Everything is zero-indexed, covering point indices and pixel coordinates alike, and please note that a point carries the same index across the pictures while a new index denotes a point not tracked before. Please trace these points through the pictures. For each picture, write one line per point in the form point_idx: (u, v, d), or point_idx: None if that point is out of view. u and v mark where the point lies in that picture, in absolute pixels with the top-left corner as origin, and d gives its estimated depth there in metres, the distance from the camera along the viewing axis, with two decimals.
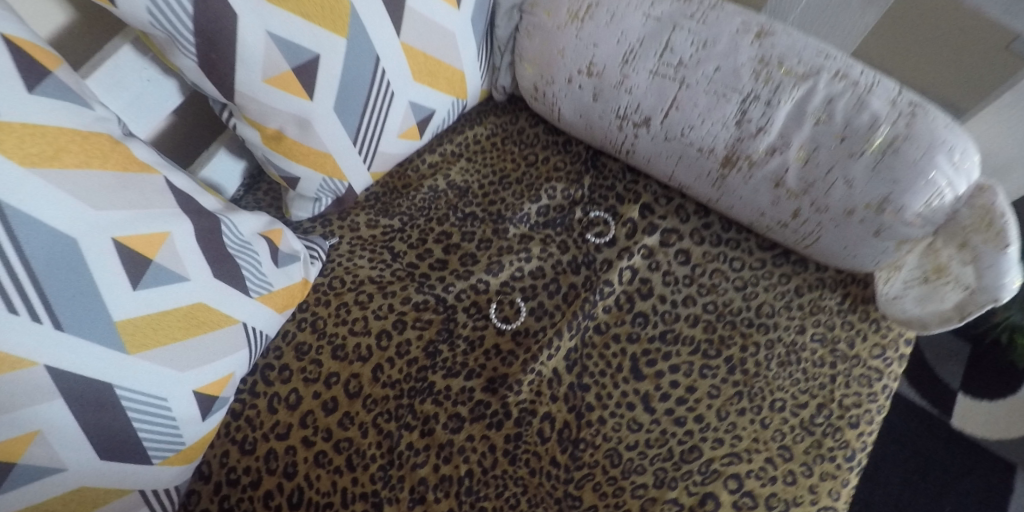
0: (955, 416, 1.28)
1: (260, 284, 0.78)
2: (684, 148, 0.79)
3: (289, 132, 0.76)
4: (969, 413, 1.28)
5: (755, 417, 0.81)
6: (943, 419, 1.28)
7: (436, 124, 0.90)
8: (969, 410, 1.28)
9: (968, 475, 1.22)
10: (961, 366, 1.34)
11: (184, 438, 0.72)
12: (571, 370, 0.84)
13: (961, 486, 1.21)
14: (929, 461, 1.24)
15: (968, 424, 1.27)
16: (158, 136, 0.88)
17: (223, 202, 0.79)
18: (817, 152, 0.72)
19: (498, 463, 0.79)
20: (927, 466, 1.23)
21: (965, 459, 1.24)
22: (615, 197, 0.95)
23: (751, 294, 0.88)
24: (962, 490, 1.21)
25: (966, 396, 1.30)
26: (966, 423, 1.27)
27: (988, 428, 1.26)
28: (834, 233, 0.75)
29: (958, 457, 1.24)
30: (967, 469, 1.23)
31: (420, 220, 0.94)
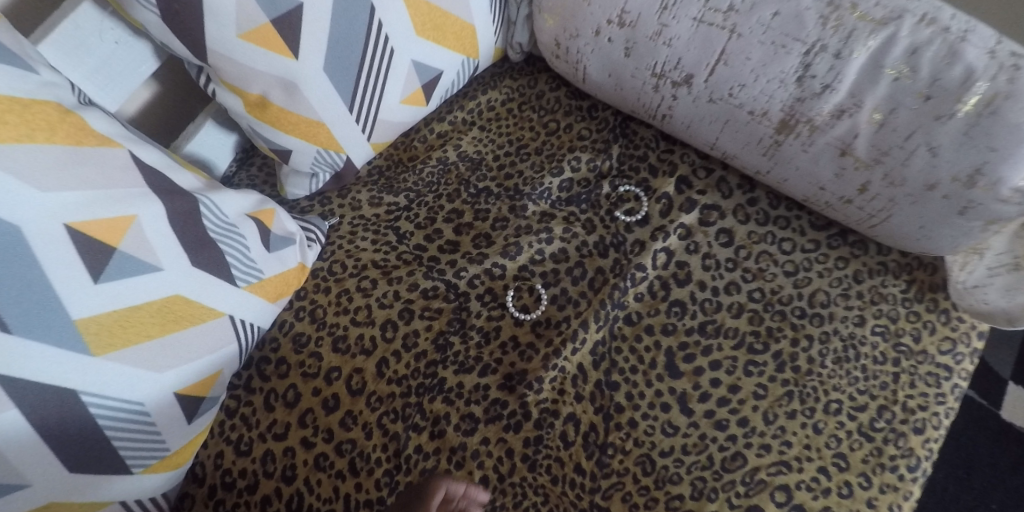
0: (1005, 408, 1.15)
1: (249, 272, 0.69)
2: (732, 111, 0.68)
3: (274, 97, 0.66)
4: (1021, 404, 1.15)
5: (807, 421, 0.71)
6: (991, 410, 1.16)
7: (444, 87, 0.80)
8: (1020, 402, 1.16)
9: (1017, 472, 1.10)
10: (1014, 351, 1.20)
11: (168, 444, 0.64)
12: (598, 366, 0.75)
13: (1009, 483, 1.09)
14: (974, 455, 1.12)
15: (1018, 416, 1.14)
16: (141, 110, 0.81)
17: (205, 180, 0.70)
18: (894, 115, 0.61)
19: (516, 469, 0.70)
20: (971, 461, 1.11)
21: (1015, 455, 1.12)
22: (648, 169, 0.84)
23: (802, 280, 0.77)
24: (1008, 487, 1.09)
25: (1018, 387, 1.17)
26: (1016, 415, 1.15)
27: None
28: (909, 211, 0.64)
29: (1006, 452, 1.12)
30: (1014, 466, 1.11)
31: (428, 197, 0.85)
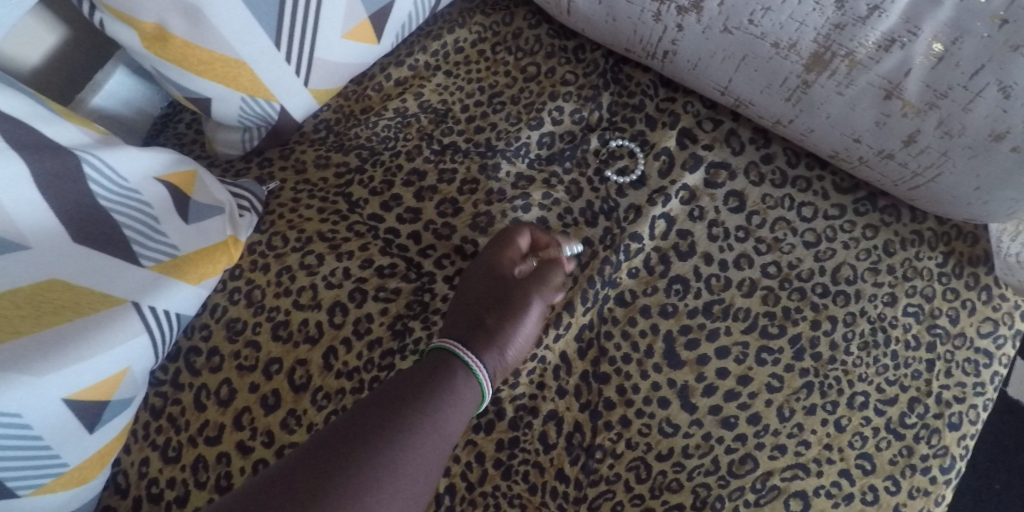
0: (1012, 383, 0.95)
1: (154, 249, 0.58)
2: (753, 43, 0.57)
3: (174, 27, 0.54)
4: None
5: (829, 417, 0.61)
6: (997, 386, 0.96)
7: (399, 21, 0.66)
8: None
9: (1022, 451, 0.93)
10: None
11: (66, 458, 0.52)
12: (584, 355, 0.64)
13: (1012, 461, 0.93)
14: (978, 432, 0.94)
15: None
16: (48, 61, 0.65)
17: (101, 136, 0.58)
18: (957, 46, 0.50)
19: (488, 476, 0.59)
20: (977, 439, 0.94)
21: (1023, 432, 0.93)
22: (644, 120, 0.71)
23: (825, 252, 0.66)
24: (1013, 465, 0.92)
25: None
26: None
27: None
28: (963, 168, 0.55)
29: (1011, 428, 0.94)
30: (1020, 443, 0.93)
31: (383, 155, 0.71)
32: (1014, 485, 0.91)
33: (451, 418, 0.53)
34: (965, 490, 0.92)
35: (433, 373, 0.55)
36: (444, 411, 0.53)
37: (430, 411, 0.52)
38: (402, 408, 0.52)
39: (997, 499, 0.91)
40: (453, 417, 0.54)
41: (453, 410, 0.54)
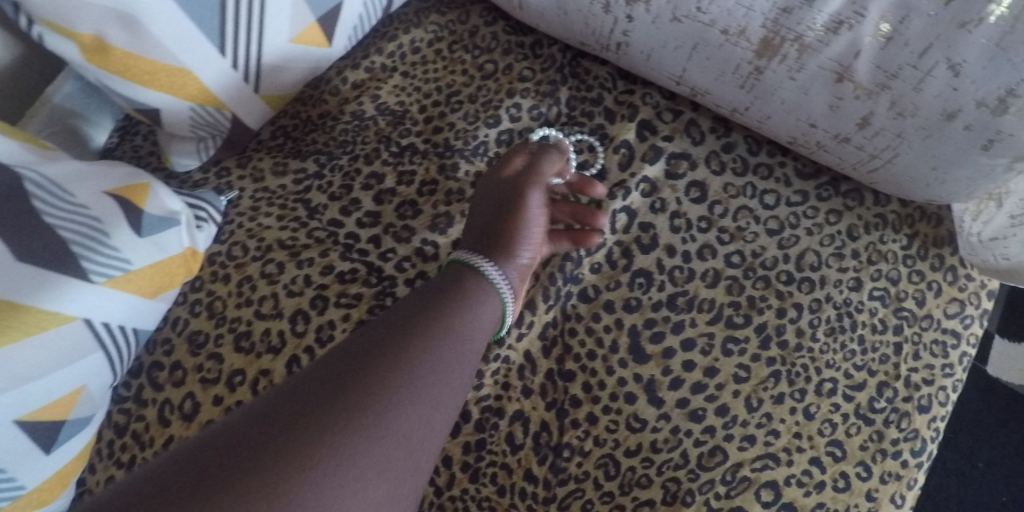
0: (990, 362, 0.95)
1: (106, 264, 0.56)
2: (702, 31, 0.56)
3: (113, 38, 0.53)
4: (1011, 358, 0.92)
5: (797, 405, 0.60)
6: (976, 365, 0.96)
7: (351, 23, 0.65)
8: (1012, 358, 0.93)
9: (1003, 429, 0.93)
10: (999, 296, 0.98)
11: (21, 481, 0.53)
12: (549, 353, 0.63)
13: (995, 440, 0.92)
14: (959, 412, 0.94)
15: (1003, 371, 0.95)
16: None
17: (46, 154, 0.58)
18: (905, 25, 0.50)
19: (456, 480, 0.59)
20: (958, 419, 0.94)
21: (1004, 409, 0.93)
22: (602, 113, 0.70)
23: (788, 240, 0.65)
24: (996, 444, 0.92)
25: (1006, 340, 0.93)
26: (1004, 370, 0.93)
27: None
28: (919, 149, 0.54)
29: (992, 406, 0.94)
30: (1002, 421, 0.93)
31: (341, 159, 0.70)
32: (997, 463, 0.91)
33: (450, 361, 0.52)
34: (949, 470, 0.92)
35: (435, 303, 0.54)
36: (442, 353, 0.52)
37: (426, 355, 0.50)
38: (393, 348, 0.50)
39: (981, 478, 0.91)
40: (453, 357, 0.52)
41: (452, 352, 0.52)
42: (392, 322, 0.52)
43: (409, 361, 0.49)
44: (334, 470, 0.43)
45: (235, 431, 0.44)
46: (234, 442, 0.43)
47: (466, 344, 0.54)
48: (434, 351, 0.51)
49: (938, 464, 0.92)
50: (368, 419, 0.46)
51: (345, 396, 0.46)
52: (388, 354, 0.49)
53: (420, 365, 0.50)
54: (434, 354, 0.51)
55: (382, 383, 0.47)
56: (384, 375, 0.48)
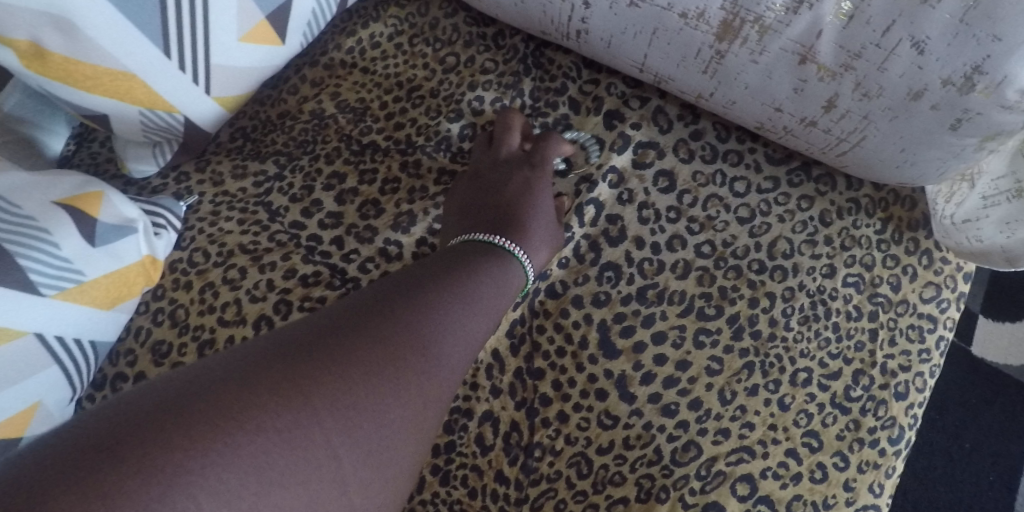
0: (974, 342, 0.94)
1: (59, 277, 0.55)
2: (660, 15, 0.54)
3: (49, 43, 0.51)
4: (993, 338, 0.94)
5: (771, 397, 0.59)
6: (960, 345, 0.95)
7: (303, 18, 0.63)
8: (995, 338, 0.94)
9: (990, 408, 0.92)
10: (982, 276, 0.97)
11: None
12: (517, 351, 0.62)
13: (982, 420, 0.91)
14: (945, 393, 0.93)
15: (988, 351, 0.94)
16: None
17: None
18: (866, 3, 0.47)
19: (426, 484, 0.58)
20: (944, 400, 0.93)
21: (989, 388, 0.92)
22: (566, 104, 0.69)
23: (760, 227, 0.64)
24: (982, 424, 0.91)
25: (989, 320, 0.94)
26: (986, 350, 0.94)
27: (1011, 354, 0.92)
28: (887, 130, 0.53)
29: (978, 386, 0.92)
30: (988, 401, 0.92)
31: (302, 160, 0.68)
32: (983, 443, 0.90)
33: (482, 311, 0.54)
34: (936, 451, 0.91)
35: (466, 259, 0.57)
36: (463, 315, 0.52)
37: (450, 316, 0.51)
38: (419, 301, 0.50)
39: (968, 458, 0.90)
40: (473, 320, 0.52)
41: (485, 301, 0.55)
42: (420, 278, 0.53)
43: (432, 317, 0.49)
44: (351, 405, 0.42)
45: (258, 349, 0.43)
46: (253, 359, 0.41)
47: (485, 309, 0.54)
48: (457, 312, 0.51)
49: (925, 446, 0.92)
50: (389, 363, 0.45)
51: (370, 337, 0.45)
52: (414, 306, 0.49)
53: (446, 320, 0.50)
54: (457, 315, 0.51)
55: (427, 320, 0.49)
56: (431, 310, 0.50)
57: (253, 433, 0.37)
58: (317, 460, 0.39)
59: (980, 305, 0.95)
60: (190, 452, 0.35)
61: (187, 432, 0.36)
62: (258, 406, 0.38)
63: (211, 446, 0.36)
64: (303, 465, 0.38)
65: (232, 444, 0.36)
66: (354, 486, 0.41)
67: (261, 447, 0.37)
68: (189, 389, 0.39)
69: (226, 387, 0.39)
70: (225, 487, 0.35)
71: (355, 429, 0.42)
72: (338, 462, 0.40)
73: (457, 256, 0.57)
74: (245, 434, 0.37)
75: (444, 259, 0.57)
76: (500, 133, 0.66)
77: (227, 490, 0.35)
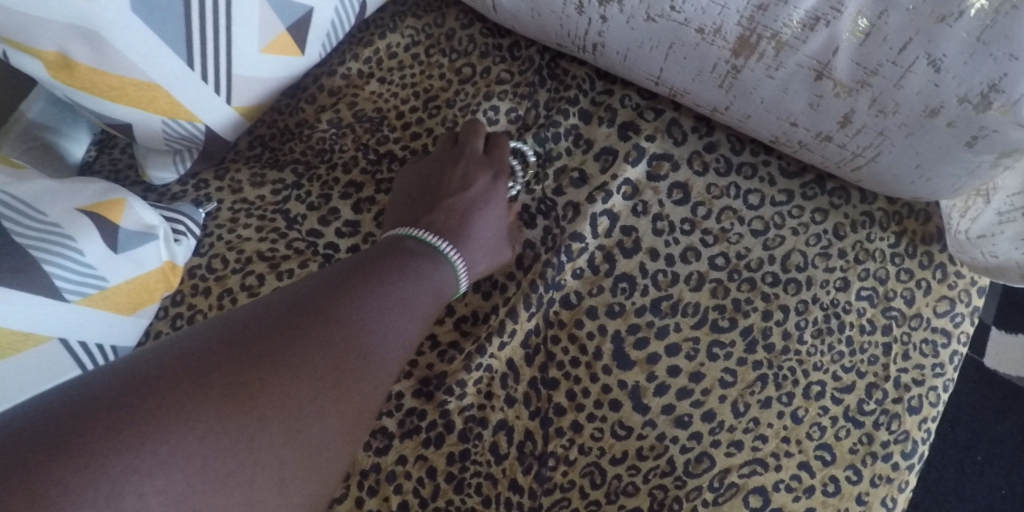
0: (987, 353, 0.94)
1: (81, 282, 0.56)
2: (677, 30, 0.55)
3: (76, 54, 0.52)
4: (1009, 350, 0.93)
5: (784, 409, 0.59)
6: (973, 357, 0.95)
7: (322, 29, 0.64)
8: (1009, 350, 0.93)
9: (1002, 421, 0.91)
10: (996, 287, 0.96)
11: None
12: (532, 361, 0.62)
13: (994, 432, 0.91)
14: (956, 404, 0.93)
15: (1002, 361, 0.93)
16: None
17: (18, 172, 0.58)
18: (883, 20, 0.47)
19: (441, 491, 0.58)
20: (956, 412, 0.93)
21: (1001, 400, 0.92)
22: (580, 115, 0.69)
23: (773, 240, 0.64)
24: (994, 436, 0.91)
25: (1001, 331, 0.94)
26: (1000, 361, 0.93)
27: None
28: (901, 146, 0.53)
29: (990, 398, 0.92)
30: (999, 414, 0.92)
31: (319, 168, 0.70)
32: (995, 455, 0.90)
33: (422, 309, 0.54)
34: (948, 463, 0.91)
35: (404, 259, 0.56)
36: (405, 318, 0.51)
37: (394, 320, 0.50)
38: (364, 303, 0.49)
39: (980, 471, 0.90)
40: (414, 324, 0.52)
41: (425, 300, 0.54)
42: (362, 276, 0.52)
43: (374, 318, 0.49)
44: (295, 410, 0.41)
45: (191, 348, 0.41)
46: (193, 357, 0.40)
47: (424, 312, 0.54)
48: (398, 313, 0.51)
49: (936, 457, 0.92)
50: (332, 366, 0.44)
51: (315, 340, 0.44)
52: (357, 307, 0.48)
53: (388, 321, 0.50)
54: (398, 316, 0.51)
55: (372, 321, 0.49)
56: (374, 311, 0.49)
57: (199, 435, 0.36)
58: (257, 467, 0.38)
59: (992, 316, 0.95)
60: (125, 456, 0.33)
61: (119, 433, 0.34)
62: (200, 408, 0.37)
63: (155, 447, 0.34)
64: (250, 470, 0.38)
65: (174, 448, 0.35)
66: (295, 492, 0.40)
67: (204, 449, 0.36)
68: (121, 385, 0.37)
69: (165, 387, 0.37)
70: (167, 492, 0.34)
71: (306, 430, 0.41)
72: (282, 467, 0.39)
73: (399, 257, 0.56)
74: (180, 438, 0.36)
75: (386, 258, 0.55)
76: (465, 136, 0.67)
77: (172, 495, 0.34)
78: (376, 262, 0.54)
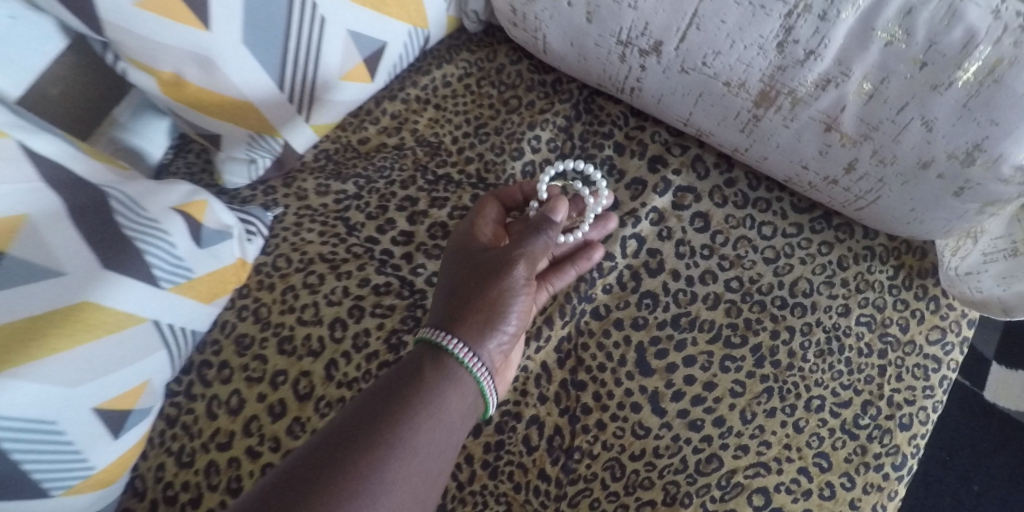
0: (988, 388, 1.04)
1: (175, 272, 0.63)
2: (707, 82, 0.63)
3: (190, 76, 0.60)
4: (1008, 385, 1.03)
5: (788, 419, 0.66)
6: (975, 391, 1.04)
7: (391, 61, 0.72)
8: (1010, 385, 1.03)
9: (999, 453, 1.00)
10: (998, 330, 1.07)
11: (93, 462, 0.59)
12: (563, 365, 0.69)
13: (991, 464, 0.99)
14: (957, 436, 1.01)
15: (1001, 396, 1.03)
16: (64, 98, 0.70)
17: (122, 175, 0.65)
18: (885, 85, 0.55)
19: (476, 476, 0.65)
20: (955, 443, 1.01)
21: (1002, 434, 1.01)
22: (614, 146, 0.78)
23: (783, 268, 0.72)
24: (990, 468, 0.99)
25: (1003, 366, 1.05)
26: (1000, 396, 1.03)
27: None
28: (898, 192, 0.60)
29: (990, 431, 1.01)
30: (998, 446, 1.00)
31: (379, 183, 0.77)
32: (991, 486, 0.98)
33: (427, 444, 0.53)
34: (945, 492, 0.98)
35: (404, 381, 0.55)
36: (406, 463, 0.51)
37: (391, 466, 0.50)
38: (361, 460, 0.50)
39: (976, 500, 0.97)
40: (416, 471, 0.52)
41: (433, 429, 0.54)
42: (363, 419, 0.52)
43: (374, 466, 0.50)
44: None
45: None
46: None
47: (433, 450, 0.53)
48: (398, 458, 0.51)
49: (934, 486, 0.99)
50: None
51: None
52: (358, 452, 0.50)
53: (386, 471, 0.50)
54: (398, 462, 0.51)
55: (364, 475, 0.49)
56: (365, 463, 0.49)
57: None
58: None
59: (994, 353, 1.06)
60: None
61: None
62: None
63: None
64: None
65: None
66: None
67: None
68: None
69: None
70: None
71: None
72: None
73: (399, 380, 0.55)
74: None
75: (390, 387, 0.55)
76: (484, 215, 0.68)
77: None
78: (378, 397, 0.54)
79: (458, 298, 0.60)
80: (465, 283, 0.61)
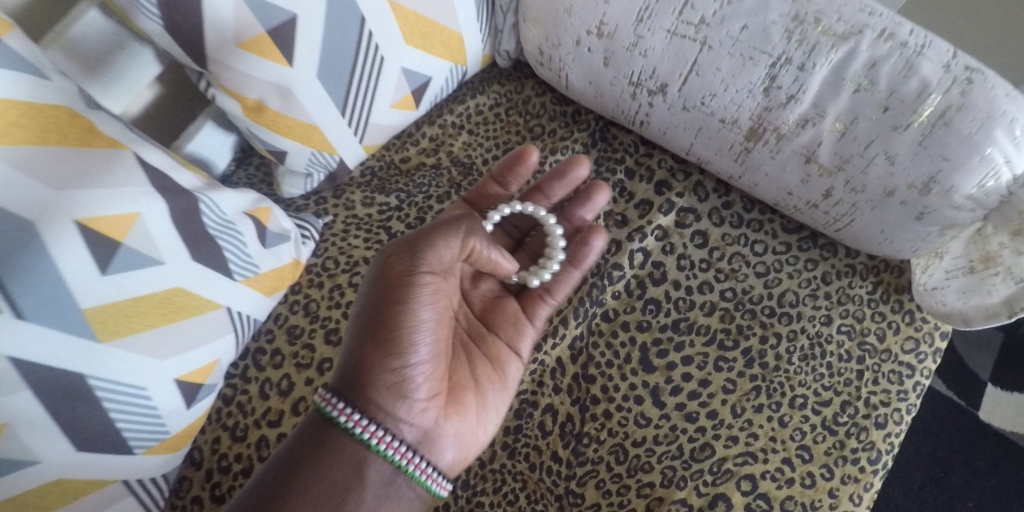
0: (981, 407, 1.12)
1: (244, 267, 0.74)
2: (705, 119, 0.73)
3: (271, 103, 0.71)
4: (1002, 406, 1.11)
5: (773, 415, 0.75)
6: (969, 410, 1.12)
7: (434, 92, 0.84)
8: (1000, 405, 1.12)
9: (992, 471, 1.07)
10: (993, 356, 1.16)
11: (167, 426, 0.68)
12: (576, 360, 0.79)
13: (983, 481, 1.06)
14: (953, 454, 1.08)
15: (993, 413, 1.11)
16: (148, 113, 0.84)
17: (206, 180, 0.76)
18: (854, 125, 0.65)
19: (496, 456, 0.74)
20: (950, 461, 1.08)
21: (993, 452, 1.08)
22: (625, 171, 0.88)
23: (773, 281, 0.81)
24: (983, 485, 1.06)
25: (996, 388, 1.13)
26: (993, 415, 1.11)
27: (1017, 421, 1.10)
28: (870, 216, 0.69)
29: (985, 450, 1.09)
30: (992, 465, 1.07)
31: (418, 197, 0.88)
32: (984, 503, 1.05)
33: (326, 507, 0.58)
34: (940, 506, 1.05)
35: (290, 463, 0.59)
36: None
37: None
38: None
39: None
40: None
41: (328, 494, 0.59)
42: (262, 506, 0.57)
43: None
44: None
45: None
46: None
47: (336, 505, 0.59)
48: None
49: (929, 500, 1.06)
50: None
51: None
52: None
53: None
54: None
55: None
56: None
57: None
58: None
59: (989, 375, 1.15)
60: None
61: None
62: None
63: None
64: None
65: None
66: None
67: None
68: None
69: None
70: None
71: None
72: None
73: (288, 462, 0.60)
74: None
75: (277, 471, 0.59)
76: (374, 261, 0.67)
77: None
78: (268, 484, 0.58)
79: (353, 364, 0.63)
80: (358, 347, 0.64)
